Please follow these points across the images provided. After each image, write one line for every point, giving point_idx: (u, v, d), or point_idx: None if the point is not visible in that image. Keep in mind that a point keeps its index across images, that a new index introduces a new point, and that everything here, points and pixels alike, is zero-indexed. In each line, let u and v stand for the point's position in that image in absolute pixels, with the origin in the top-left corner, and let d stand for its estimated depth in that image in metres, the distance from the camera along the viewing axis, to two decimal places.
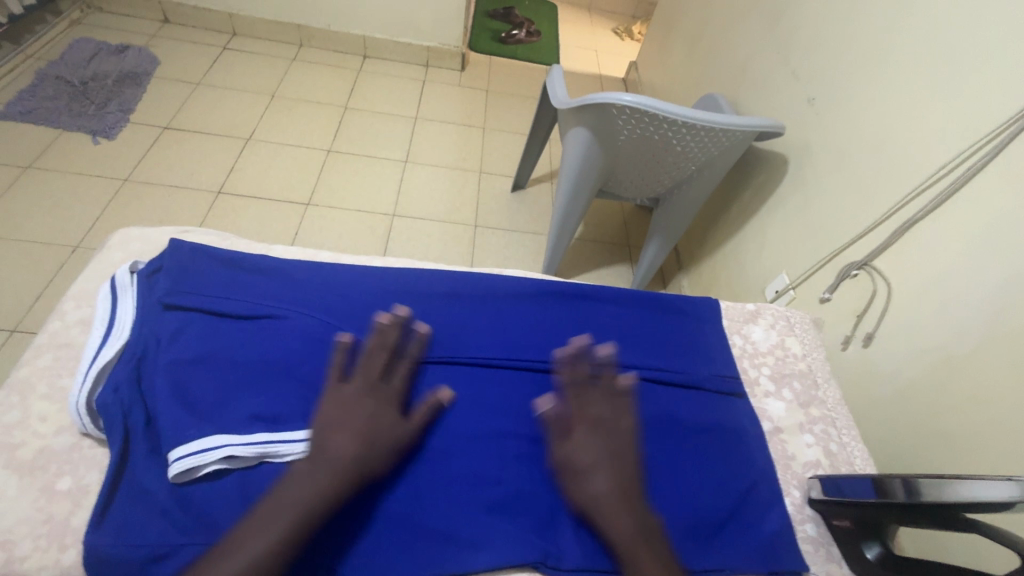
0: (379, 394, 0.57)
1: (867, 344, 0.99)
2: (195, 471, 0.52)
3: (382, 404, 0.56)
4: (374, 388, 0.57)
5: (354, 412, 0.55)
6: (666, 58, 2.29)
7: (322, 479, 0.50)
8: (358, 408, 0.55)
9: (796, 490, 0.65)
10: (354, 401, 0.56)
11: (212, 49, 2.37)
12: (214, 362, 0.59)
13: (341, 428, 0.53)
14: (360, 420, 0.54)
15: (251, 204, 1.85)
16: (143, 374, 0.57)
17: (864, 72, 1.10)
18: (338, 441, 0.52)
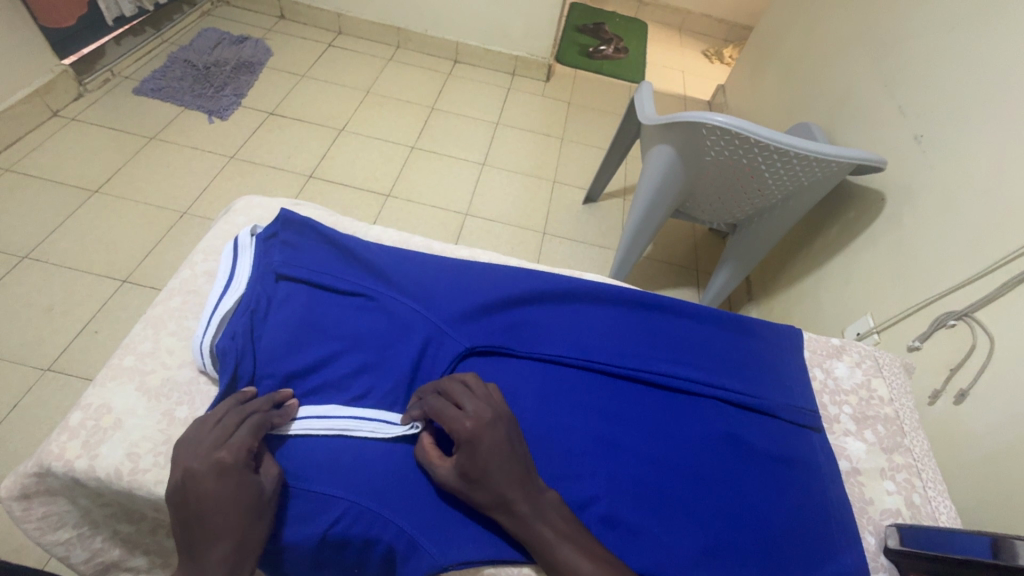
0: (224, 466, 0.53)
1: (959, 401, 0.93)
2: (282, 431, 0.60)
3: (230, 477, 0.53)
4: (221, 461, 0.53)
5: (206, 484, 0.51)
6: (757, 84, 2.23)
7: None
8: (209, 491, 0.51)
9: (871, 536, 0.63)
10: (203, 486, 0.51)
11: (319, 45, 2.55)
12: (319, 327, 0.66)
13: (204, 522, 0.50)
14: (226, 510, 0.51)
15: (338, 189, 1.97)
16: (255, 326, 0.64)
17: (982, 111, 1.03)
18: (210, 538, 0.50)
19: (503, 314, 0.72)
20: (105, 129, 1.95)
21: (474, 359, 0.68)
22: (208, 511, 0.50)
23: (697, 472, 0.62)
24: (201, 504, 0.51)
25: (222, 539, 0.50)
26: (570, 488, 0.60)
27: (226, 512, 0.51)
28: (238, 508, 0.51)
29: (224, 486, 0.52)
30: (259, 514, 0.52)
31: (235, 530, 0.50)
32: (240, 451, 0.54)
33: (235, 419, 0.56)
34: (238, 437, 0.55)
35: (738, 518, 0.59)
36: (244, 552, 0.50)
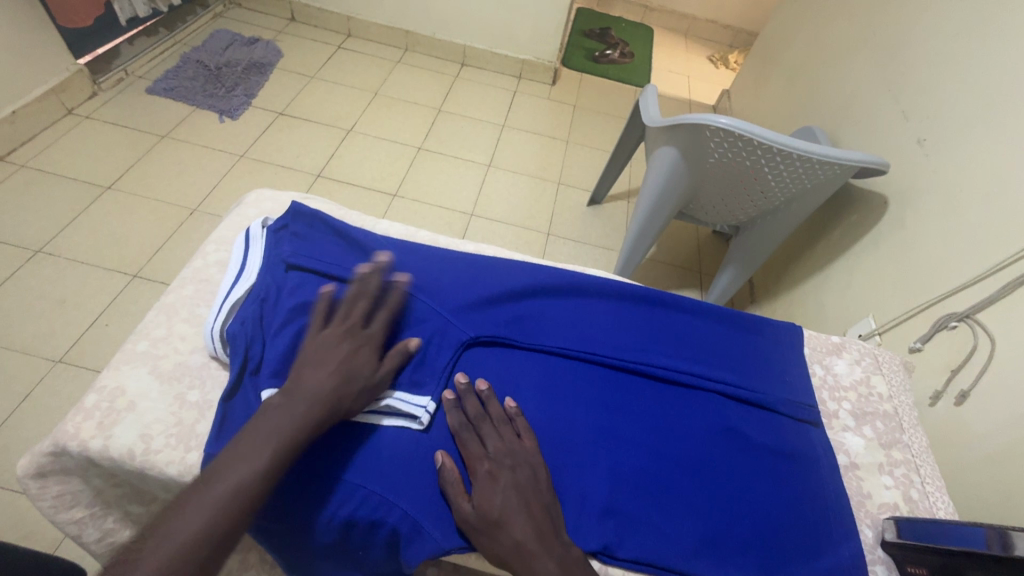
0: (359, 339, 0.62)
1: (960, 402, 0.93)
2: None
3: (358, 349, 0.62)
4: (356, 335, 0.63)
5: (278, 414, 0.54)
6: (762, 88, 2.25)
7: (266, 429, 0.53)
8: (340, 347, 0.60)
9: (869, 529, 0.63)
10: (337, 341, 0.61)
11: (328, 47, 2.59)
12: None
13: (320, 367, 0.58)
14: (333, 393, 0.57)
15: (345, 189, 2.00)
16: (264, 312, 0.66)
17: (985, 114, 1.04)
18: (318, 379, 0.57)
19: (507, 306, 0.74)
20: (118, 127, 1.98)
21: (478, 350, 0.70)
22: (330, 380, 0.58)
23: (696, 463, 0.63)
24: (331, 369, 0.58)
25: (316, 409, 0.55)
26: (570, 477, 0.61)
27: (326, 394, 0.57)
28: (345, 377, 0.59)
29: (355, 376, 0.60)
30: (359, 387, 0.59)
31: (324, 414, 0.56)
32: (377, 337, 0.64)
33: (379, 311, 0.66)
34: (379, 324, 0.65)
35: (735, 509, 0.60)
36: (324, 410, 0.56)
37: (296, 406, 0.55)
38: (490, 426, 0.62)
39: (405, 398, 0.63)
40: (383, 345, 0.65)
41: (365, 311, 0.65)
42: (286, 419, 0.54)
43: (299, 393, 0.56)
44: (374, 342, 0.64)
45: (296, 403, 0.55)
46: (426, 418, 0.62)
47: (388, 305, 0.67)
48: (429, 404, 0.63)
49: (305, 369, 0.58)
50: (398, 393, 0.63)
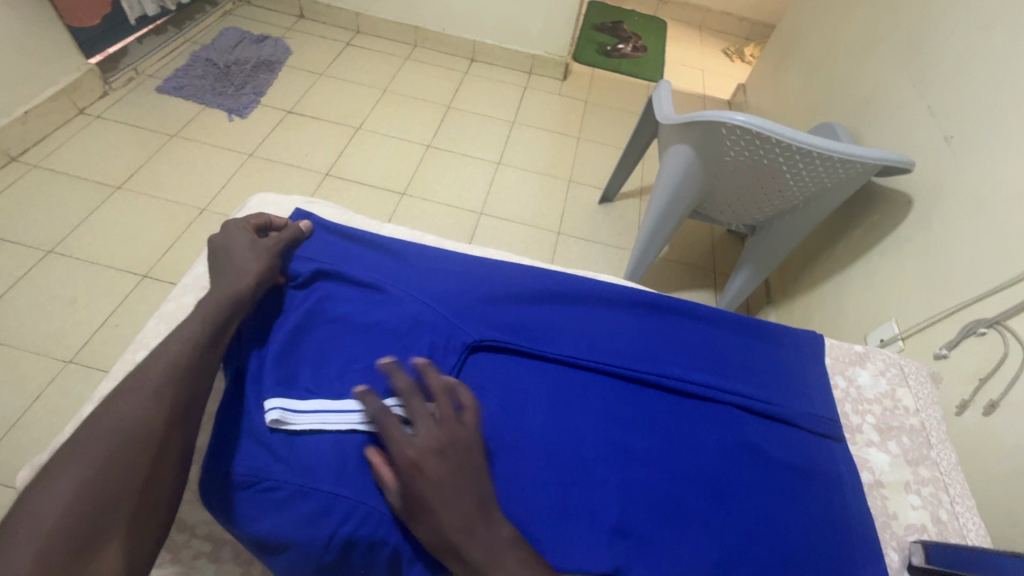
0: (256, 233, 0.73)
1: (988, 412, 0.89)
2: (287, 424, 0.58)
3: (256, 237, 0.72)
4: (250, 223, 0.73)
5: (112, 407, 0.51)
6: (779, 82, 2.19)
7: (211, 294, 0.63)
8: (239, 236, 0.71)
9: (894, 553, 0.60)
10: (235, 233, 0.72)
11: (337, 44, 2.57)
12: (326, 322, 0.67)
13: (244, 251, 0.69)
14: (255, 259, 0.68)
15: (354, 188, 1.99)
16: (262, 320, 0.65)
17: (1018, 110, 0.99)
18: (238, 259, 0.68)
19: (514, 311, 0.73)
20: (128, 126, 1.98)
21: (484, 356, 0.68)
22: (245, 253, 0.69)
23: (710, 479, 0.61)
24: (239, 248, 0.69)
25: (248, 271, 0.67)
26: (580, 491, 0.59)
27: (251, 260, 0.68)
28: (257, 246, 0.70)
29: (263, 246, 0.70)
30: (274, 252, 0.71)
31: (255, 272, 0.67)
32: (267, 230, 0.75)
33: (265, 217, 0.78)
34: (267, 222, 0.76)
35: (752, 528, 0.57)
36: (260, 269, 0.68)
37: (223, 283, 0.65)
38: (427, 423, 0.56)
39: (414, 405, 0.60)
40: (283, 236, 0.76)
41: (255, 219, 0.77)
42: (229, 284, 0.65)
43: (225, 270, 0.67)
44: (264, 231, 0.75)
45: (226, 272, 0.66)
46: None
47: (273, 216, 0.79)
48: None
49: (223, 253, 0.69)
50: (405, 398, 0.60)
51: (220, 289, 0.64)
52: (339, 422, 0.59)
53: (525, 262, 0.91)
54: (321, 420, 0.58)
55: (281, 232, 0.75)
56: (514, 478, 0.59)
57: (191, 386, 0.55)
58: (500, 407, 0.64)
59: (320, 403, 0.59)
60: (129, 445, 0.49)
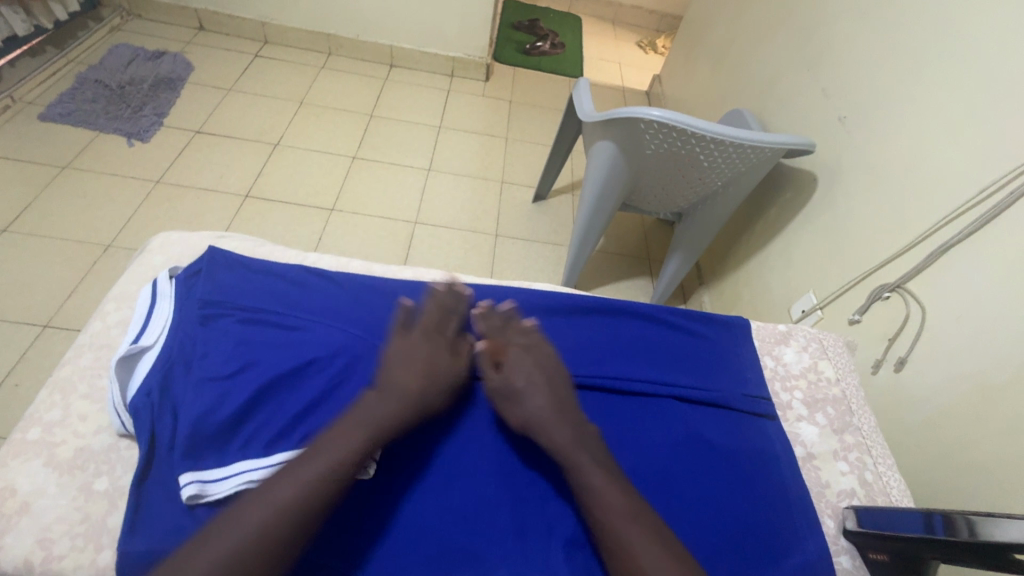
0: (437, 342, 0.68)
1: (898, 369, 0.98)
2: (209, 495, 0.54)
3: (440, 347, 0.68)
4: (429, 331, 0.68)
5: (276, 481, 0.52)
6: (691, 72, 2.29)
7: (364, 424, 0.57)
8: (422, 348, 0.65)
9: (830, 520, 0.65)
10: (422, 342, 0.66)
11: (244, 56, 2.43)
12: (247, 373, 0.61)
13: (404, 362, 0.63)
14: (421, 363, 0.64)
15: (277, 208, 1.89)
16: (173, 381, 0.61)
17: (899, 91, 1.08)
18: (402, 372, 0.62)
19: (453, 332, 0.71)
20: (10, 161, 1.78)
21: None
22: (425, 367, 0.64)
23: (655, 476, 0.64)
24: (420, 361, 0.64)
25: (415, 385, 0.62)
26: (533, 509, 0.60)
27: (420, 373, 0.63)
28: (432, 361, 0.65)
29: (439, 359, 0.66)
30: (448, 368, 0.66)
31: (422, 386, 0.62)
32: (459, 343, 0.70)
33: (455, 315, 0.72)
34: (456, 331, 0.70)
35: (702, 518, 0.59)
36: (426, 388, 0.62)
37: (385, 399, 0.59)
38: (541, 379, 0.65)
39: None
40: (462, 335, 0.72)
41: (441, 317, 0.71)
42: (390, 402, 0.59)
43: (390, 383, 0.61)
44: (458, 348, 0.69)
45: (389, 387, 0.60)
46: (373, 468, 0.58)
47: (458, 308, 0.73)
48: (374, 450, 0.59)
49: (382, 362, 0.64)
50: None
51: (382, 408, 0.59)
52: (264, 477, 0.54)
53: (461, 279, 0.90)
54: (249, 480, 0.54)
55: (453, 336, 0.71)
56: (464, 503, 0.60)
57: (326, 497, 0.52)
58: (447, 438, 0.64)
59: (245, 462, 0.55)
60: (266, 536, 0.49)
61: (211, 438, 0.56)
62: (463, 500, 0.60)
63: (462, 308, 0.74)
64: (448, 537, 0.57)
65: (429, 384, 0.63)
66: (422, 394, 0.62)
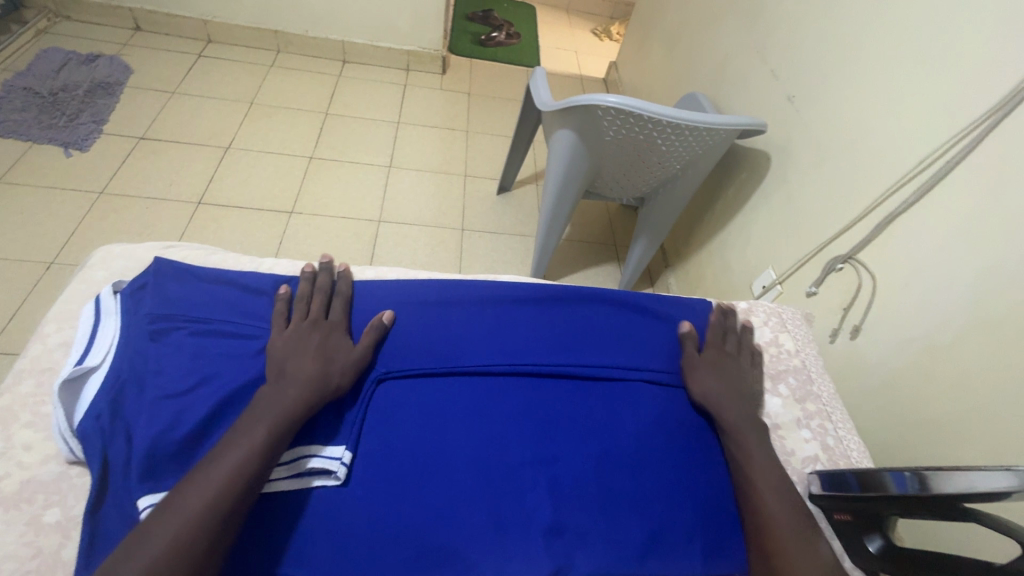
0: (312, 330, 0.65)
1: (854, 336, 1.02)
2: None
3: (328, 339, 0.65)
4: (317, 326, 0.66)
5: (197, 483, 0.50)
6: (645, 57, 2.31)
7: (263, 426, 0.54)
8: (312, 335, 0.64)
9: (796, 486, 0.67)
10: (308, 328, 0.65)
11: (187, 57, 2.32)
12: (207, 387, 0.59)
13: (292, 356, 0.61)
14: (307, 357, 0.62)
15: (234, 214, 1.82)
16: (125, 401, 0.58)
17: (842, 68, 1.12)
18: (297, 359, 0.61)
19: (418, 330, 0.71)
20: None
21: (392, 385, 0.66)
22: (304, 361, 0.61)
23: (632, 457, 0.65)
24: (298, 357, 0.61)
25: (299, 380, 0.59)
26: (512, 500, 0.60)
27: (300, 366, 0.60)
28: (320, 356, 0.63)
29: (323, 352, 0.63)
30: (341, 363, 0.63)
31: (307, 381, 0.59)
32: (345, 323, 0.69)
33: (338, 304, 0.70)
34: (341, 311, 0.70)
35: (668, 494, 0.63)
36: (315, 385, 0.60)
37: (285, 384, 0.59)
38: (723, 371, 0.72)
39: (318, 450, 0.59)
40: (351, 328, 0.70)
41: (321, 300, 0.69)
42: (277, 404, 0.57)
43: (278, 382, 0.59)
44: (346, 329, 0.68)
45: (280, 388, 0.58)
46: (343, 471, 0.58)
47: (342, 297, 0.72)
48: (346, 454, 0.59)
49: (267, 358, 0.61)
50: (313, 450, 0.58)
51: (274, 408, 0.56)
52: None
53: (422, 276, 0.88)
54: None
55: (334, 323, 0.68)
56: (443, 500, 0.58)
57: (244, 489, 0.50)
58: (421, 433, 0.62)
59: None
60: (186, 542, 0.46)
61: (171, 457, 0.54)
62: (439, 496, 0.59)
63: (342, 286, 0.73)
64: (429, 538, 0.56)
65: (328, 364, 0.62)
66: (323, 375, 0.61)
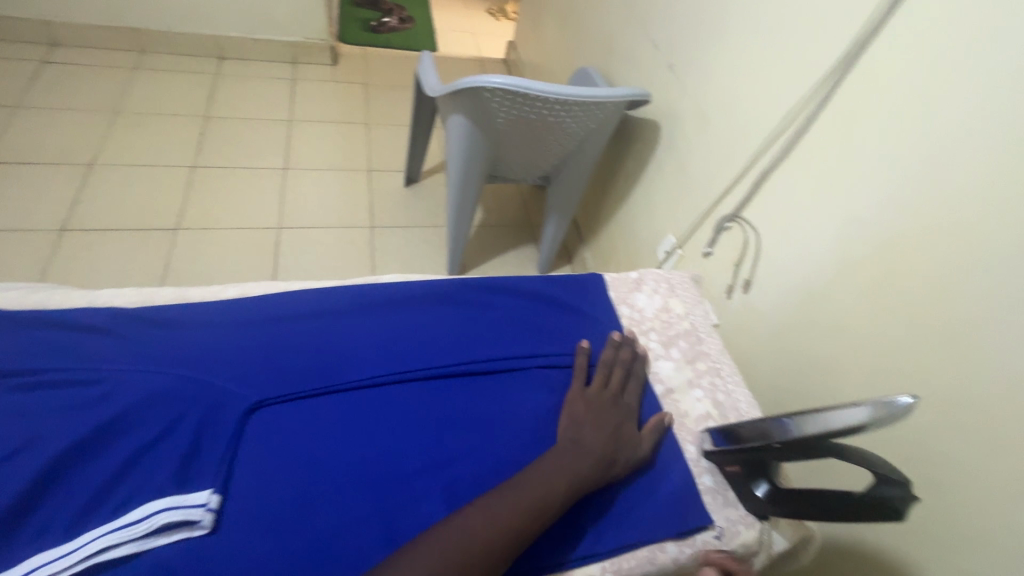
0: (609, 406, 0.68)
1: (746, 291, 1.08)
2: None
3: (626, 420, 0.68)
4: (616, 401, 0.69)
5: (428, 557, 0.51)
6: (540, 34, 2.29)
7: (530, 497, 0.56)
8: (610, 412, 0.67)
9: (691, 445, 0.71)
10: (606, 402, 0.68)
11: (28, 64, 2.03)
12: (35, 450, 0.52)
13: (593, 428, 0.65)
14: (604, 434, 0.65)
15: (107, 237, 1.63)
16: None
17: (713, 34, 1.16)
18: (592, 433, 0.64)
19: (295, 348, 0.67)
20: None
21: (269, 412, 0.61)
22: (597, 433, 0.64)
23: (531, 446, 0.66)
24: (591, 426, 0.65)
25: (587, 460, 0.61)
26: (406, 514, 0.58)
27: (595, 442, 0.63)
28: (614, 437, 0.65)
29: (616, 430, 0.66)
30: (626, 453, 0.65)
31: (598, 463, 0.61)
32: (635, 408, 0.70)
33: (633, 381, 0.73)
34: (635, 396, 0.71)
35: None
36: (599, 468, 0.61)
37: (582, 458, 0.61)
38: None
39: (175, 500, 0.52)
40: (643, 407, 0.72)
41: (622, 377, 0.72)
42: (564, 475, 0.59)
43: (576, 448, 0.62)
44: (635, 414, 0.70)
45: (568, 453, 0.61)
46: (209, 519, 0.53)
47: (637, 375, 0.74)
48: (211, 499, 0.53)
49: (568, 422, 0.66)
50: (165, 499, 0.52)
51: (556, 478, 0.59)
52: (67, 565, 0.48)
53: (295, 284, 0.82)
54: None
55: (627, 401, 0.70)
56: (332, 525, 0.55)
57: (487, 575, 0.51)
58: (307, 461, 0.59)
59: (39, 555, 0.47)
60: None
61: None
62: (338, 518, 0.56)
63: (638, 367, 0.75)
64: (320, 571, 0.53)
65: (617, 452, 0.64)
66: (609, 463, 0.63)
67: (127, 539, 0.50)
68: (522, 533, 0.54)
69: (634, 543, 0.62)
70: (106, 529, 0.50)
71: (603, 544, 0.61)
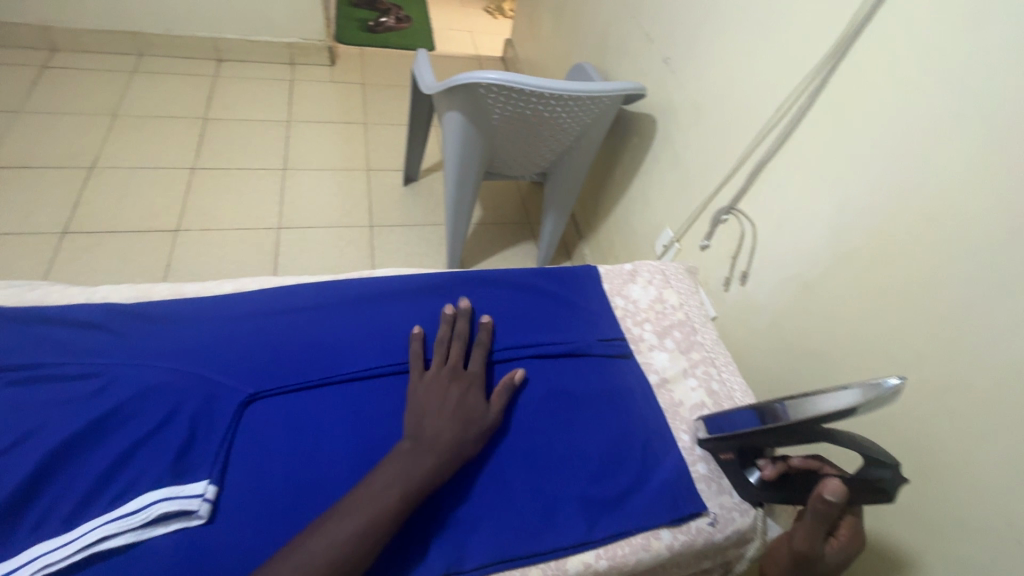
0: (447, 386, 0.65)
1: (744, 282, 1.08)
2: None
3: (467, 395, 0.65)
4: (455, 377, 0.66)
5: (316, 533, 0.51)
6: (537, 31, 2.29)
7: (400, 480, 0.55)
8: (449, 391, 0.64)
9: (685, 434, 0.72)
10: (448, 381, 0.65)
11: (28, 69, 2.05)
12: (31, 444, 0.53)
13: (430, 410, 0.62)
14: (444, 412, 0.62)
15: (108, 239, 1.64)
16: None
17: (706, 27, 1.16)
18: (433, 416, 0.61)
19: (291, 341, 0.68)
20: None
21: (264, 405, 0.62)
22: (431, 414, 0.62)
23: (525, 435, 0.67)
24: (429, 410, 0.62)
25: (434, 440, 0.59)
26: None
27: (436, 422, 0.61)
28: (458, 414, 0.62)
29: (457, 407, 0.63)
30: (478, 426, 0.63)
31: (450, 441, 0.60)
32: (481, 375, 0.68)
33: (472, 352, 0.70)
34: (477, 363, 0.69)
35: (565, 465, 0.66)
36: (446, 448, 0.59)
37: (422, 451, 0.58)
38: None
39: (174, 491, 0.52)
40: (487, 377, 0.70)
41: (458, 348, 0.69)
42: (410, 458, 0.57)
43: (423, 432, 0.60)
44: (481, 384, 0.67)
45: (415, 440, 0.59)
46: (206, 509, 0.53)
47: (477, 344, 0.71)
48: (208, 489, 0.54)
49: (411, 406, 0.63)
50: (162, 490, 0.52)
51: (409, 461, 0.57)
52: (67, 555, 0.48)
53: (291, 280, 0.83)
54: (44, 565, 0.47)
55: (471, 376, 0.67)
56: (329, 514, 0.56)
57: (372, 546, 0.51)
58: (304, 451, 0.60)
59: (39, 547, 0.48)
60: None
61: None
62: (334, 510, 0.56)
63: (480, 335, 0.73)
64: None
65: (466, 433, 0.61)
66: (460, 444, 0.60)
67: (124, 530, 0.50)
68: (386, 521, 0.52)
69: (631, 531, 0.62)
70: (104, 521, 0.50)
71: (600, 532, 0.61)
